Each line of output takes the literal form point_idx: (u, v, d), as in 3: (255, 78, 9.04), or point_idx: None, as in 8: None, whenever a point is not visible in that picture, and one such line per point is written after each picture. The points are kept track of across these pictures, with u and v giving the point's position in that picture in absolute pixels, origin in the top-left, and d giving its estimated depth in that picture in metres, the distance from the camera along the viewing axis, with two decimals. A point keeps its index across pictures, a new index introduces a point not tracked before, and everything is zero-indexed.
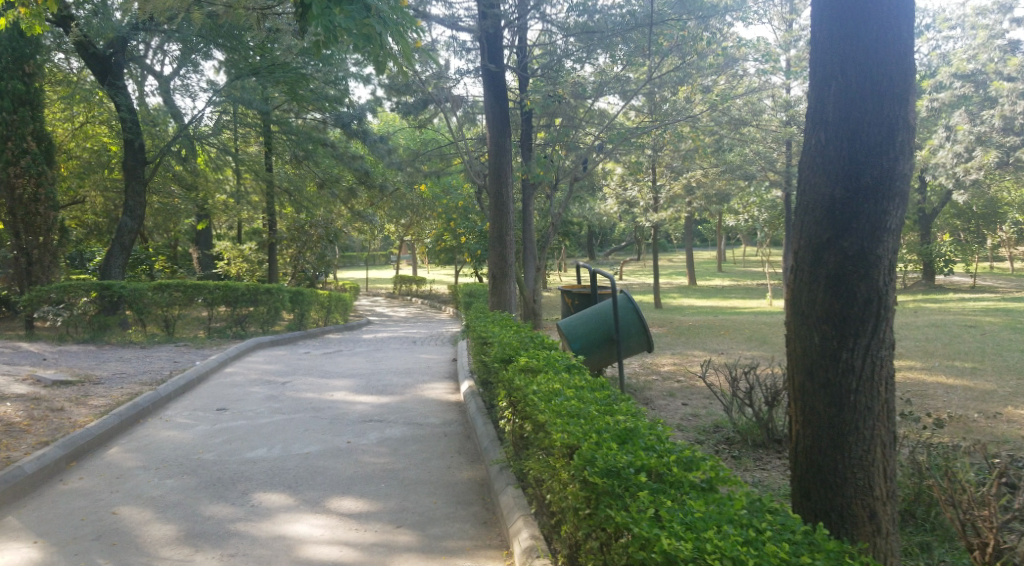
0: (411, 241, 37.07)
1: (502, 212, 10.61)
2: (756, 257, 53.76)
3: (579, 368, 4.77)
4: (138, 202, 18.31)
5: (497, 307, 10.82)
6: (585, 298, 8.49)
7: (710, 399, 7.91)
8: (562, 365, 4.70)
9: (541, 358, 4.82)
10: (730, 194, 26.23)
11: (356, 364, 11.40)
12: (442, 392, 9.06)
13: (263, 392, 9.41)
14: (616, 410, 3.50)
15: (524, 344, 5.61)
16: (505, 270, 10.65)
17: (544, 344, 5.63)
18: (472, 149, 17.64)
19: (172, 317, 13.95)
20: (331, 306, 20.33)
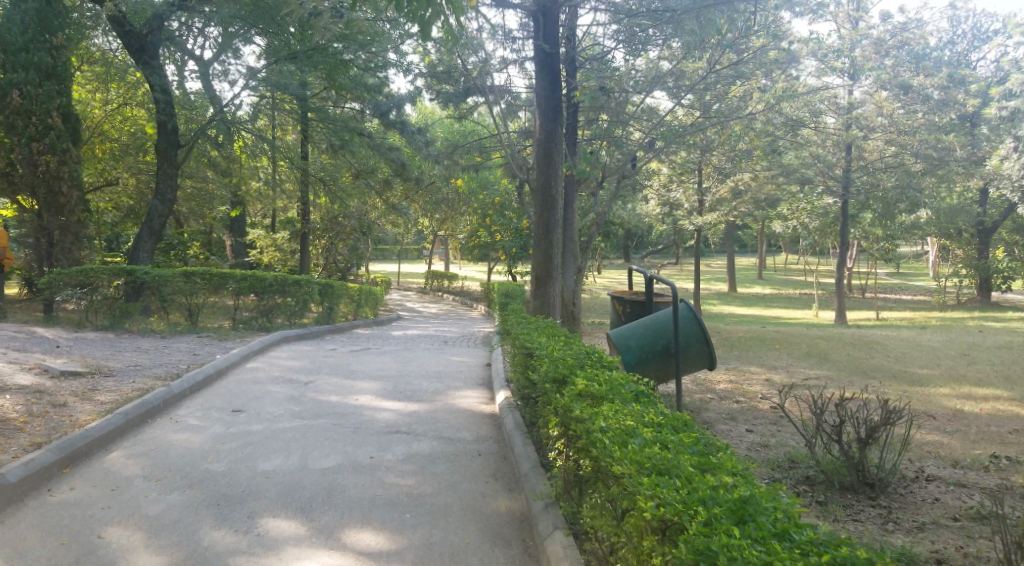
0: (445, 236, 36.38)
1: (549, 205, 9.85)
2: (797, 266, 52.10)
3: (649, 398, 4.02)
4: (169, 185, 17.93)
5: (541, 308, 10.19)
6: (639, 306, 7.67)
7: (779, 425, 7.04)
8: (631, 394, 3.95)
9: (603, 383, 4.09)
10: (778, 199, 25.10)
11: (385, 364, 10.72)
12: (476, 402, 8.30)
13: (283, 391, 8.77)
14: (715, 464, 2.80)
15: (581, 361, 4.83)
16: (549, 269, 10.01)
17: (603, 362, 4.87)
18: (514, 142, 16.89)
19: (196, 306, 13.41)
20: (361, 300, 19.71)
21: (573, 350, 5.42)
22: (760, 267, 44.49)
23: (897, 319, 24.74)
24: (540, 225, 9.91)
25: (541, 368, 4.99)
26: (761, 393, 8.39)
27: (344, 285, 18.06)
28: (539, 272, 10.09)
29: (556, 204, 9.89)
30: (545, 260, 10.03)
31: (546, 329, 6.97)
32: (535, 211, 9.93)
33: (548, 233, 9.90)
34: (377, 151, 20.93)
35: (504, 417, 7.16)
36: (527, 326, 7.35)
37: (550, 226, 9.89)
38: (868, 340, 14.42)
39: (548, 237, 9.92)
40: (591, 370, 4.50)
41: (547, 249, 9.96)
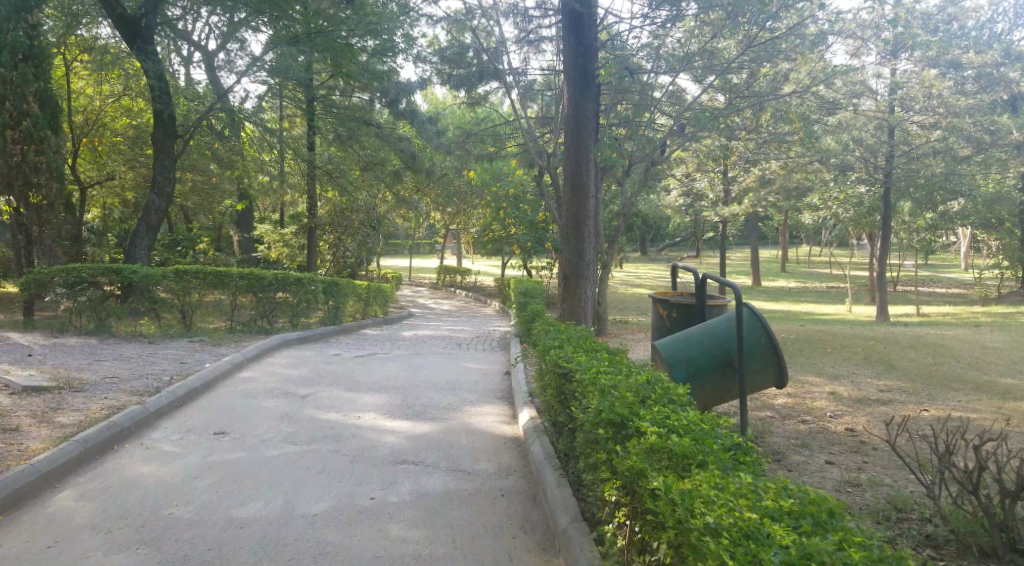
0: (457, 230, 35.27)
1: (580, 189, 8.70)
2: (820, 258, 50.65)
3: (746, 458, 3.09)
4: (166, 176, 16.88)
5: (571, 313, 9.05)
6: (688, 311, 6.54)
7: (863, 455, 5.87)
8: (726, 454, 3.04)
9: (687, 435, 3.15)
10: (809, 188, 23.76)
11: (393, 372, 9.62)
12: (495, 421, 7.18)
13: (276, 408, 7.64)
14: None
15: (641, 395, 3.73)
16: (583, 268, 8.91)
17: (664, 390, 3.87)
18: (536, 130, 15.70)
19: (190, 307, 12.34)
20: (370, 298, 18.62)
21: (619, 371, 4.43)
22: (783, 259, 43.13)
23: (937, 314, 23.43)
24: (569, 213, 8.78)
25: (584, 395, 3.99)
26: (828, 412, 7.21)
27: (353, 283, 17.01)
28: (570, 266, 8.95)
29: (588, 189, 8.73)
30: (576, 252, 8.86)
31: (581, 340, 5.80)
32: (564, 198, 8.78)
33: (579, 222, 8.73)
34: (386, 141, 19.78)
35: (530, 445, 6.05)
36: (556, 337, 6.18)
37: (582, 214, 8.74)
38: (922, 340, 13.23)
39: (579, 227, 8.76)
40: (655, 407, 3.54)
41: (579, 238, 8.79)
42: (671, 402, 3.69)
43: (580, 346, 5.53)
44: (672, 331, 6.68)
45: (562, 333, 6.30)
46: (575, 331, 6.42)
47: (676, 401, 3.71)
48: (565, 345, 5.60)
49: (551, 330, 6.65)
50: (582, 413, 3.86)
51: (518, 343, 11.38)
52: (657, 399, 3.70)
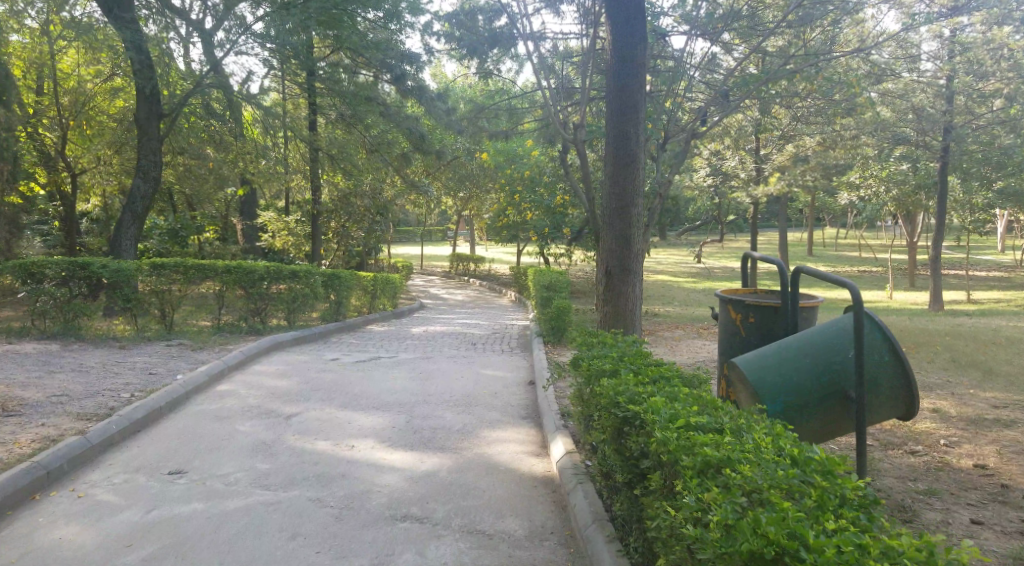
0: (470, 216, 33.85)
1: (629, 169, 7.28)
2: (846, 241, 48.67)
3: None
4: (153, 162, 15.57)
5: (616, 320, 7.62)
6: (770, 313, 5.12)
7: (1017, 509, 4.59)
8: None
9: None
10: (849, 165, 22.02)
11: (399, 382, 8.21)
12: (519, 453, 5.76)
13: (251, 435, 6.25)
14: None
15: (800, 503, 2.32)
16: (628, 265, 7.48)
17: (825, 483, 2.45)
18: (563, 101, 14.05)
19: (170, 306, 11.04)
20: (376, 289, 17.23)
21: (725, 427, 3.00)
22: (810, 242, 41.26)
23: (989, 302, 21.67)
24: (611, 198, 7.39)
25: (690, 483, 2.57)
26: (942, 438, 6.03)
27: (357, 273, 15.55)
28: (614, 258, 7.50)
29: (637, 171, 7.31)
30: (620, 242, 7.41)
31: (644, 363, 4.32)
32: (608, 181, 7.40)
33: (626, 208, 7.32)
34: (393, 121, 18.25)
35: (570, 495, 4.63)
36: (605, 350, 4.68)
37: (629, 199, 7.32)
38: (1002, 336, 11.57)
39: (626, 213, 7.33)
40: (837, 534, 2.14)
41: (625, 226, 7.35)
42: (853, 517, 2.28)
43: (642, 371, 4.07)
44: (748, 339, 5.26)
45: (611, 347, 4.83)
46: (627, 343, 4.91)
47: (858, 514, 2.30)
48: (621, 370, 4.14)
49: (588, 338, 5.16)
50: (689, 515, 2.45)
51: (542, 347, 9.90)
52: (827, 510, 2.29)
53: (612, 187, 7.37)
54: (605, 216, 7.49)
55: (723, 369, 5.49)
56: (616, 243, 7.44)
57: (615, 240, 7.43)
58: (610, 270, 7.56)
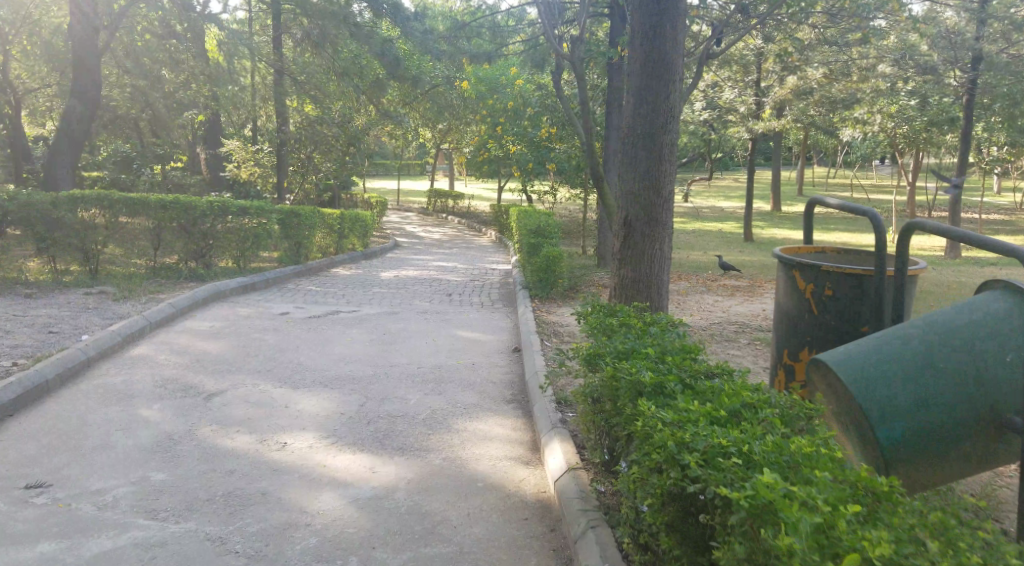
0: (449, 150, 31.95)
1: (661, 81, 5.00)
2: (833, 182, 47.41)
3: None
4: (88, 80, 13.38)
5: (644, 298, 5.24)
6: (854, 282, 3.76)
7: None
8: None
9: None
10: (856, 101, 20.49)
11: (354, 348, 6.75)
12: (503, 460, 4.36)
13: (153, 427, 4.79)
14: None
15: None
16: (662, 220, 5.13)
17: None
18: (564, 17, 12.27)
19: (95, 249, 9.36)
20: (345, 228, 15.61)
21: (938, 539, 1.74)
22: (799, 183, 39.93)
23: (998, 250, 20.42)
24: (633, 123, 5.09)
25: None
26: None
27: (321, 210, 13.86)
28: (636, 205, 5.13)
29: (673, 83, 5.02)
30: (646, 183, 5.07)
31: (700, 372, 2.86)
32: (629, 98, 5.11)
33: (655, 133, 5.02)
34: (365, 41, 16.23)
35: (575, 548, 3.22)
36: (635, 344, 3.20)
37: (659, 123, 5.02)
38: None
39: (654, 142, 5.03)
40: None
41: (653, 158, 5.05)
42: None
43: (706, 391, 2.66)
44: (822, 318, 3.89)
45: (639, 338, 3.35)
46: (662, 331, 3.42)
47: None
48: (671, 387, 2.71)
49: (599, 319, 3.66)
50: None
51: (528, 304, 8.42)
52: None
53: (635, 107, 5.07)
54: (624, 147, 5.18)
55: (787, 357, 4.13)
56: (638, 183, 5.09)
57: (637, 181, 5.10)
58: (629, 222, 5.17)
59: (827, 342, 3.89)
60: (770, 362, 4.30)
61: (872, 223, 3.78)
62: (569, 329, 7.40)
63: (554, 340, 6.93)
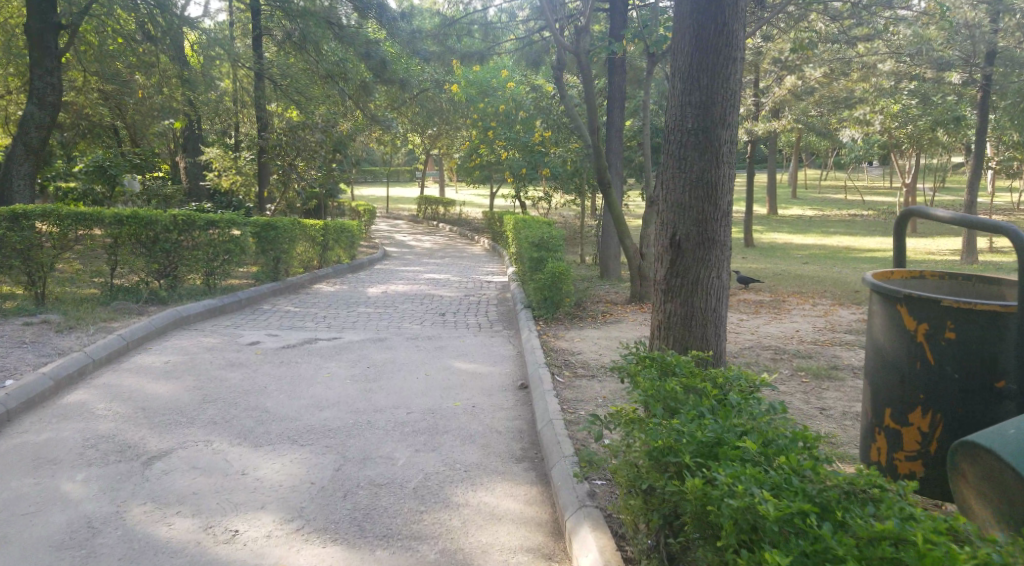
0: (439, 156, 30.96)
1: (718, 59, 3.74)
2: (829, 182, 46.80)
3: None
4: (48, 82, 11.83)
5: (689, 345, 3.88)
6: (990, 320, 2.73)
7: None
8: None
9: None
10: (863, 100, 19.67)
11: (332, 388, 5.71)
12: (516, 551, 3.36)
13: (71, 510, 3.77)
14: None
15: None
16: (717, 240, 3.83)
17: None
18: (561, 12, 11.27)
19: (41, 271, 8.19)
20: (329, 240, 14.62)
21: None
22: (796, 184, 39.23)
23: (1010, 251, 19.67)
24: (680, 114, 3.84)
25: None
26: None
27: (301, 221, 12.81)
28: (686, 219, 3.82)
29: (734, 61, 3.76)
30: (700, 191, 3.78)
31: (839, 488, 1.81)
32: (674, 84, 3.87)
33: (709, 125, 3.77)
34: (348, 45, 15.28)
35: None
36: (719, 430, 2.15)
37: (716, 114, 3.77)
38: None
39: (709, 137, 3.77)
40: None
41: (708, 157, 3.78)
42: None
43: (867, 536, 1.57)
44: (943, 369, 2.84)
45: (719, 418, 2.30)
46: (746, 402, 2.41)
47: None
48: (815, 526, 1.64)
49: (651, 382, 2.59)
50: None
51: (533, 328, 7.45)
52: None
53: (683, 93, 3.82)
54: (669, 146, 3.90)
55: (889, 421, 3.04)
56: (688, 190, 3.81)
57: (687, 188, 3.81)
58: (676, 240, 3.85)
59: (953, 400, 2.82)
60: (862, 425, 3.20)
61: (996, 231, 2.67)
62: (582, 358, 6.42)
63: (566, 373, 5.94)
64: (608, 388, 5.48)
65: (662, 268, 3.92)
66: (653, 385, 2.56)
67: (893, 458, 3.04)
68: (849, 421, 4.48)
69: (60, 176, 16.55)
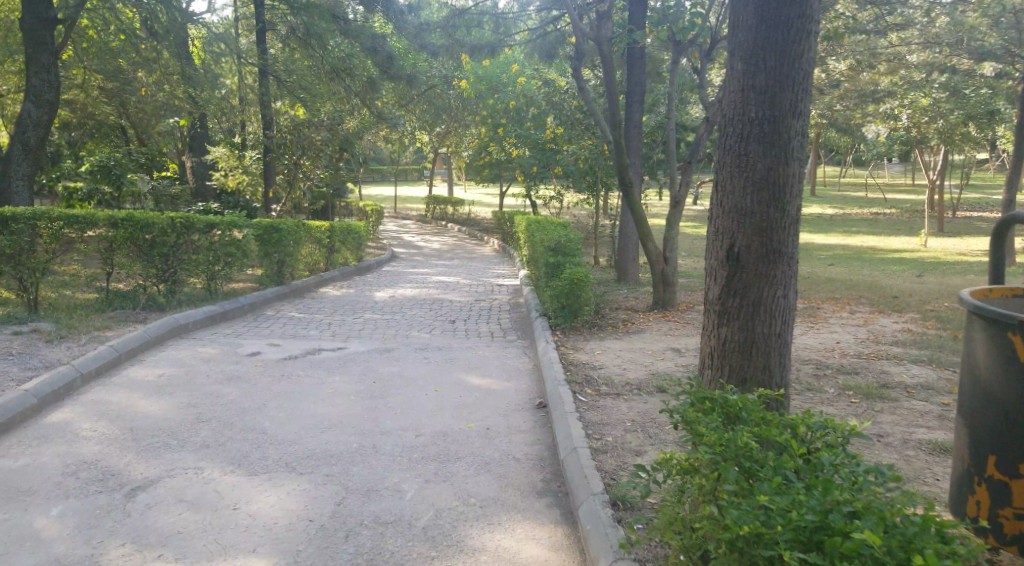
0: (449, 154, 30.50)
1: (787, 33, 3.08)
2: (843, 179, 46.10)
3: None
4: (45, 79, 11.27)
5: (751, 380, 3.19)
6: None
7: None
8: None
9: None
10: (886, 96, 19.08)
11: (335, 407, 5.26)
12: None
13: (39, 552, 3.32)
14: None
15: None
16: (787, 253, 3.13)
17: None
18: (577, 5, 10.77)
19: (32, 278, 7.76)
20: (336, 241, 14.21)
21: None
22: (810, 182, 38.57)
23: None
24: (740, 102, 3.17)
25: None
26: None
27: (306, 223, 12.40)
28: (749, 228, 3.14)
29: (807, 36, 3.09)
30: (766, 194, 3.11)
31: None
32: (734, 64, 3.20)
33: (778, 113, 3.09)
34: (355, 40, 14.85)
35: None
36: (818, 510, 1.83)
37: (786, 100, 3.09)
38: None
39: (777, 128, 3.09)
40: None
41: (776, 152, 3.11)
42: None
43: None
44: None
45: (812, 489, 1.97)
46: (835, 466, 2.10)
47: None
48: None
49: (719, 434, 2.24)
50: None
51: (549, 339, 7.00)
52: None
53: (745, 75, 3.15)
54: (725, 140, 3.23)
55: (995, 470, 2.77)
56: (750, 193, 3.13)
57: (750, 191, 3.13)
58: (734, 254, 3.18)
59: None
60: (958, 474, 2.94)
61: None
62: (604, 375, 5.99)
63: (589, 392, 5.51)
64: (634, 410, 5.07)
65: (716, 287, 3.25)
66: (723, 436, 2.22)
67: (997, 514, 2.77)
68: (908, 452, 4.06)
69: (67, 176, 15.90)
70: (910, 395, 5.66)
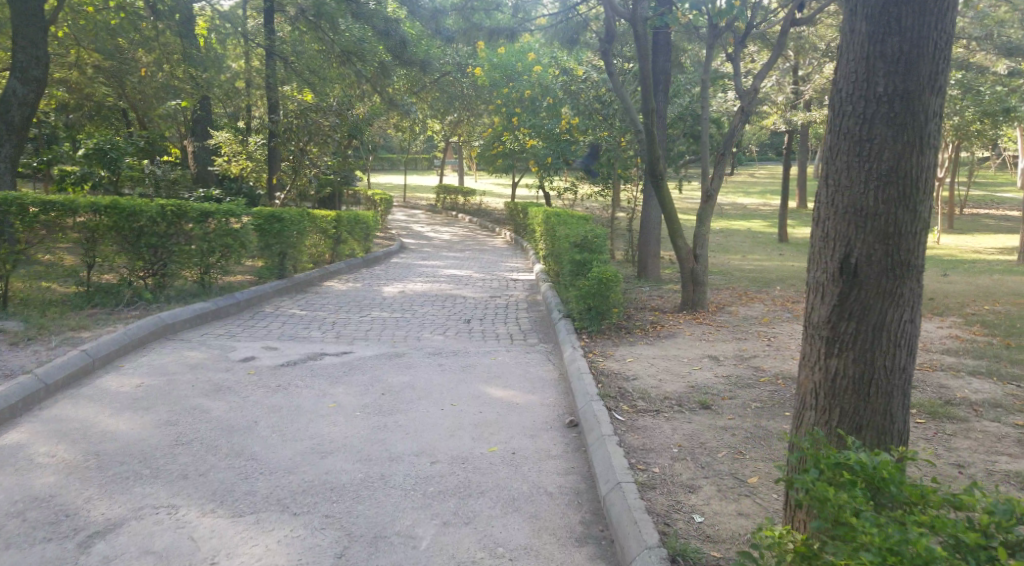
0: (459, 144, 29.83)
1: None
2: None
3: None
4: (35, 58, 10.63)
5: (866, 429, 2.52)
6: None
7: None
8: None
9: None
10: None
11: (336, 426, 4.63)
12: None
13: None
14: None
15: None
16: (918, 267, 2.45)
17: None
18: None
19: (3, 270, 7.06)
20: (343, 231, 13.63)
21: None
22: None
23: None
24: (862, 72, 2.48)
25: None
26: None
27: (311, 213, 11.78)
28: (871, 234, 2.44)
29: None
30: (895, 191, 2.41)
31: None
32: (854, 25, 2.52)
33: (914, 87, 2.40)
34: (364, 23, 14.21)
35: None
36: None
37: (923, 71, 2.41)
38: None
39: (913, 106, 2.40)
40: None
41: (910, 137, 2.42)
42: None
43: None
44: None
45: None
46: None
47: None
48: None
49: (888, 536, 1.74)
50: None
51: (576, 344, 6.35)
52: None
53: (870, 39, 2.46)
54: (839, 120, 2.53)
55: None
56: (874, 189, 2.43)
57: (873, 186, 2.44)
58: (850, 266, 2.47)
59: None
60: None
61: None
62: (639, 388, 5.34)
63: (624, 409, 4.87)
64: (679, 433, 4.43)
65: (823, 308, 2.55)
66: (890, 537, 1.74)
67: None
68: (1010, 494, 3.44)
69: (62, 160, 15.22)
70: (979, 414, 4.99)
